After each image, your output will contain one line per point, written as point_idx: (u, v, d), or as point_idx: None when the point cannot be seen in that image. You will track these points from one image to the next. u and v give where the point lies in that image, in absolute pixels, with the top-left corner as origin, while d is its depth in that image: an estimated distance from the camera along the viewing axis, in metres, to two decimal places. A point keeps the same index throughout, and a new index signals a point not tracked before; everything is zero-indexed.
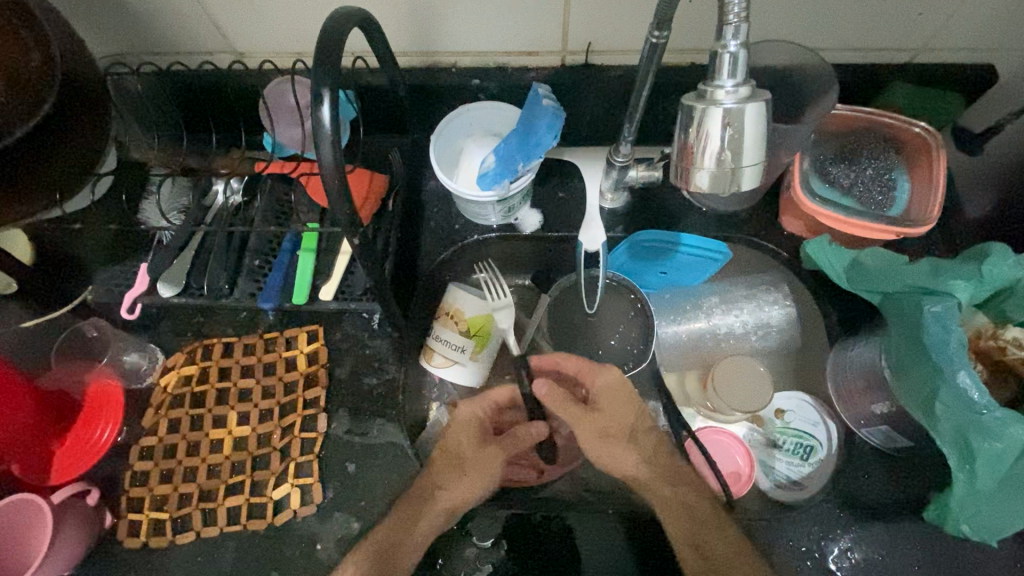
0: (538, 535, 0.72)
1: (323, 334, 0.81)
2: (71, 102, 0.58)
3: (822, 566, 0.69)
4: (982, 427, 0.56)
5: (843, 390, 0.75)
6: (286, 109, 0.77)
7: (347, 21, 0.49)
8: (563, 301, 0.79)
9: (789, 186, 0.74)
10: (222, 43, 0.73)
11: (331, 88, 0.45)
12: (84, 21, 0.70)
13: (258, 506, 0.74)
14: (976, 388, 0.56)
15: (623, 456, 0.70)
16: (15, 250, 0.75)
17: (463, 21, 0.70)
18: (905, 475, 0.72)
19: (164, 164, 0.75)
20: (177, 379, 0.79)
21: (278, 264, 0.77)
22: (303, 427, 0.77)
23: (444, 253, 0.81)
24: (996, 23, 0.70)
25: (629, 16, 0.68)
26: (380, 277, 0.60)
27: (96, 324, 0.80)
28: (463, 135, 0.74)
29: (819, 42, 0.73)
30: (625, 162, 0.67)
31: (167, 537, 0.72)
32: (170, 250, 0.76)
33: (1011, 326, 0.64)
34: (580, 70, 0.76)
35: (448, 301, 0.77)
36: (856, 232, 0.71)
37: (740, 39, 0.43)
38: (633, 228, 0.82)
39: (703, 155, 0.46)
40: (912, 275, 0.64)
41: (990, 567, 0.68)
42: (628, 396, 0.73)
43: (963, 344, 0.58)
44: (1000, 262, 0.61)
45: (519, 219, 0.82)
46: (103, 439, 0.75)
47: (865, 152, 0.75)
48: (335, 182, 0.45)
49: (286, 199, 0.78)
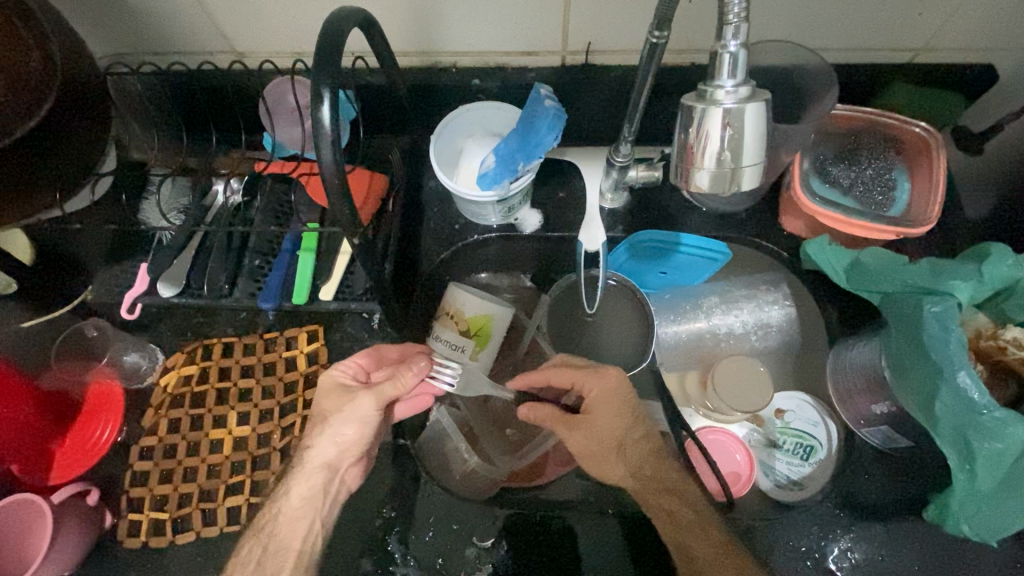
0: (537, 535, 0.72)
1: (323, 334, 0.81)
2: (73, 103, 0.58)
3: (822, 566, 0.69)
4: (982, 427, 0.56)
5: (842, 390, 0.75)
6: (287, 109, 0.77)
7: (347, 21, 0.49)
8: (564, 301, 0.79)
9: (789, 187, 0.74)
10: (222, 43, 0.73)
11: (330, 87, 0.45)
12: (83, 21, 0.70)
13: (257, 506, 0.74)
14: (976, 387, 0.56)
15: (611, 465, 0.69)
16: (15, 251, 0.76)
17: (463, 22, 0.70)
18: (905, 474, 0.72)
19: (165, 163, 0.78)
20: (177, 380, 0.79)
21: (278, 263, 0.77)
22: (303, 428, 0.77)
23: (444, 253, 0.81)
24: (995, 24, 0.70)
25: (629, 16, 0.68)
26: (380, 276, 0.60)
27: (96, 323, 0.80)
28: (463, 135, 0.74)
29: (819, 42, 0.73)
30: (625, 162, 0.67)
31: (166, 537, 0.72)
32: (171, 249, 0.77)
33: (1012, 326, 0.63)
34: (580, 70, 0.76)
35: (447, 301, 0.78)
36: (856, 232, 0.71)
37: (740, 39, 0.43)
38: (632, 228, 0.82)
39: (703, 155, 0.46)
40: (912, 275, 0.64)
41: (991, 567, 0.68)
42: (616, 401, 0.67)
43: (963, 344, 0.58)
44: (999, 263, 0.62)
45: (519, 219, 0.81)
46: (102, 439, 0.76)
47: (866, 152, 0.75)
48: (335, 181, 0.46)
49: (286, 200, 0.78)
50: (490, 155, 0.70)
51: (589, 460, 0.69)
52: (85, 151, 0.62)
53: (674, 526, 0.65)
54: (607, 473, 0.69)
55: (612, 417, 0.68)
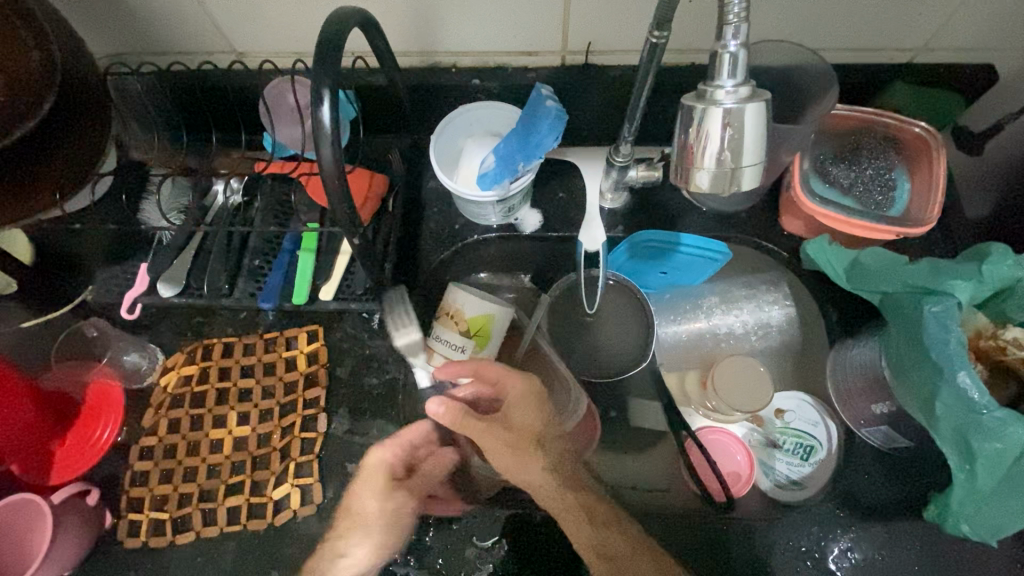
0: (539, 535, 0.72)
1: (323, 334, 0.81)
2: (72, 103, 0.58)
3: (822, 566, 0.68)
4: (982, 426, 0.56)
5: (843, 391, 0.75)
6: (286, 109, 0.76)
7: (348, 21, 0.49)
8: (564, 301, 0.80)
9: (789, 186, 0.74)
10: (222, 43, 0.73)
11: (330, 88, 0.45)
12: (84, 21, 0.70)
13: (258, 506, 0.74)
14: (976, 387, 0.56)
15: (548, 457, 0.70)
16: (15, 250, 0.76)
17: (463, 21, 0.70)
18: (904, 474, 0.72)
19: (164, 163, 0.76)
20: (177, 379, 0.79)
21: (278, 264, 0.77)
22: (303, 428, 0.77)
23: (444, 253, 0.81)
24: (996, 24, 0.70)
25: (629, 15, 0.68)
26: (380, 277, 0.60)
27: (96, 323, 0.80)
28: (463, 135, 0.74)
29: (819, 41, 0.73)
30: (625, 162, 0.67)
31: (167, 537, 0.73)
32: (170, 249, 0.76)
33: (1011, 326, 0.64)
34: (579, 69, 0.76)
35: (448, 300, 0.77)
36: (857, 232, 0.71)
37: (740, 39, 0.43)
38: (633, 228, 0.82)
39: (703, 155, 0.46)
40: (912, 275, 0.64)
41: (991, 568, 0.68)
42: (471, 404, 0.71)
43: (963, 344, 0.58)
44: (1000, 262, 0.61)
45: (519, 219, 0.82)
46: (103, 439, 0.75)
47: (866, 152, 0.75)
48: (335, 181, 0.46)
49: (286, 199, 0.79)
50: (490, 155, 0.71)
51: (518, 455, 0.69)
52: (86, 152, 0.62)
53: (591, 527, 0.66)
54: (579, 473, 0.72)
55: (525, 411, 0.71)
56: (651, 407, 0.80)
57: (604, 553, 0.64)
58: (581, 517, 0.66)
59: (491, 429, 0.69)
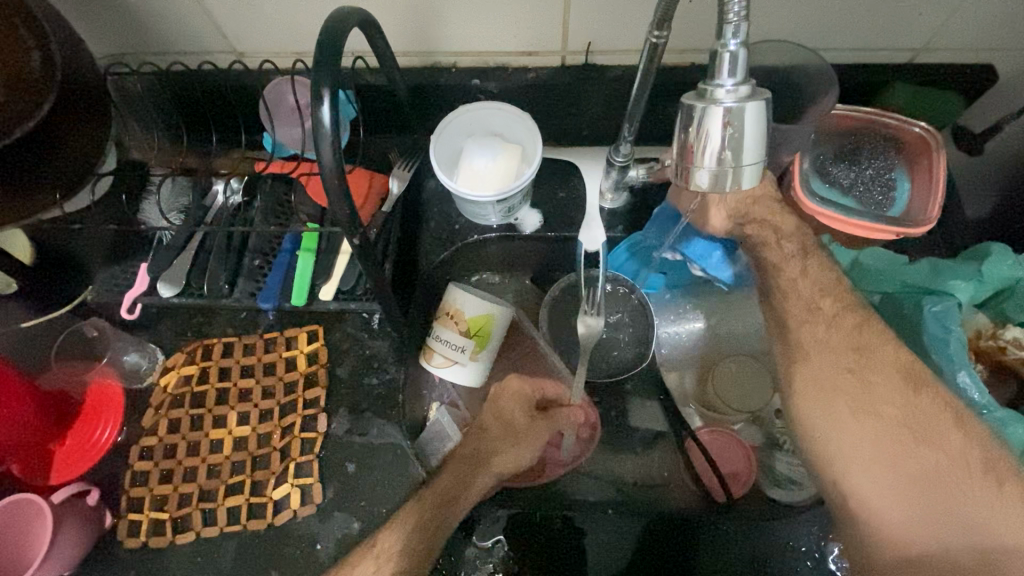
0: (538, 535, 0.74)
1: (323, 334, 0.81)
2: (70, 103, 0.58)
3: (822, 566, 0.71)
4: (982, 425, 0.58)
5: None
6: (286, 109, 0.77)
7: (348, 21, 0.49)
8: (563, 300, 0.80)
9: (789, 186, 0.74)
10: (223, 43, 0.73)
11: (330, 88, 0.45)
12: (85, 21, 0.70)
13: (258, 506, 0.74)
14: (976, 387, 0.59)
15: (885, 458, 0.57)
16: (15, 249, 0.74)
17: (463, 21, 0.70)
18: None
19: (165, 163, 0.78)
20: (177, 379, 0.79)
21: (278, 264, 0.77)
22: (303, 427, 0.77)
23: (445, 253, 0.80)
24: (996, 25, 0.70)
25: (629, 16, 0.68)
26: (380, 277, 0.60)
27: (96, 323, 0.79)
28: (462, 135, 0.74)
29: (818, 42, 0.73)
30: (625, 162, 0.67)
31: (166, 537, 0.73)
32: (170, 250, 0.76)
33: (1011, 326, 0.64)
34: (579, 69, 0.76)
35: (447, 301, 0.77)
36: (856, 232, 0.71)
37: (741, 38, 0.42)
38: (633, 228, 0.81)
39: (703, 154, 0.46)
40: (913, 276, 0.66)
41: None
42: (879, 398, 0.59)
43: (963, 344, 0.60)
44: (1000, 263, 0.63)
45: (519, 219, 0.80)
46: (102, 439, 0.76)
47: (866, 151, 0.75)
48: (335, 181, 0.45)
49: (286, 199, 0.78)
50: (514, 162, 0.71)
51: (859, 361, 0.61)
52: (85, 151, 0.61)
53: (871, 408, 0.59)
54: (923, 448, 0.56)
55: (891, 413, 0.58)
56: (651, 407, 0.80)
57: (899, 471, 0.56)
58: (899, 452, 0.56)
59: (888, 444, 0.57)
